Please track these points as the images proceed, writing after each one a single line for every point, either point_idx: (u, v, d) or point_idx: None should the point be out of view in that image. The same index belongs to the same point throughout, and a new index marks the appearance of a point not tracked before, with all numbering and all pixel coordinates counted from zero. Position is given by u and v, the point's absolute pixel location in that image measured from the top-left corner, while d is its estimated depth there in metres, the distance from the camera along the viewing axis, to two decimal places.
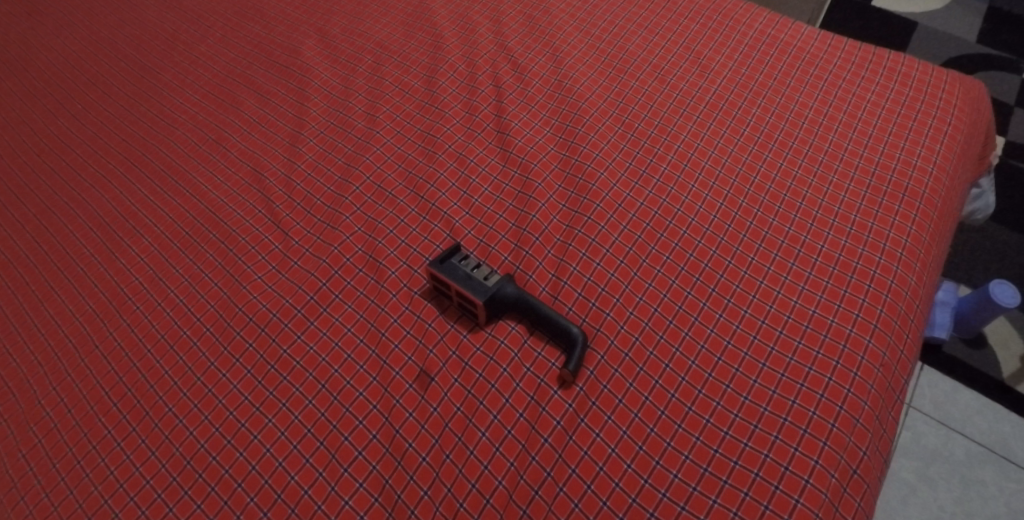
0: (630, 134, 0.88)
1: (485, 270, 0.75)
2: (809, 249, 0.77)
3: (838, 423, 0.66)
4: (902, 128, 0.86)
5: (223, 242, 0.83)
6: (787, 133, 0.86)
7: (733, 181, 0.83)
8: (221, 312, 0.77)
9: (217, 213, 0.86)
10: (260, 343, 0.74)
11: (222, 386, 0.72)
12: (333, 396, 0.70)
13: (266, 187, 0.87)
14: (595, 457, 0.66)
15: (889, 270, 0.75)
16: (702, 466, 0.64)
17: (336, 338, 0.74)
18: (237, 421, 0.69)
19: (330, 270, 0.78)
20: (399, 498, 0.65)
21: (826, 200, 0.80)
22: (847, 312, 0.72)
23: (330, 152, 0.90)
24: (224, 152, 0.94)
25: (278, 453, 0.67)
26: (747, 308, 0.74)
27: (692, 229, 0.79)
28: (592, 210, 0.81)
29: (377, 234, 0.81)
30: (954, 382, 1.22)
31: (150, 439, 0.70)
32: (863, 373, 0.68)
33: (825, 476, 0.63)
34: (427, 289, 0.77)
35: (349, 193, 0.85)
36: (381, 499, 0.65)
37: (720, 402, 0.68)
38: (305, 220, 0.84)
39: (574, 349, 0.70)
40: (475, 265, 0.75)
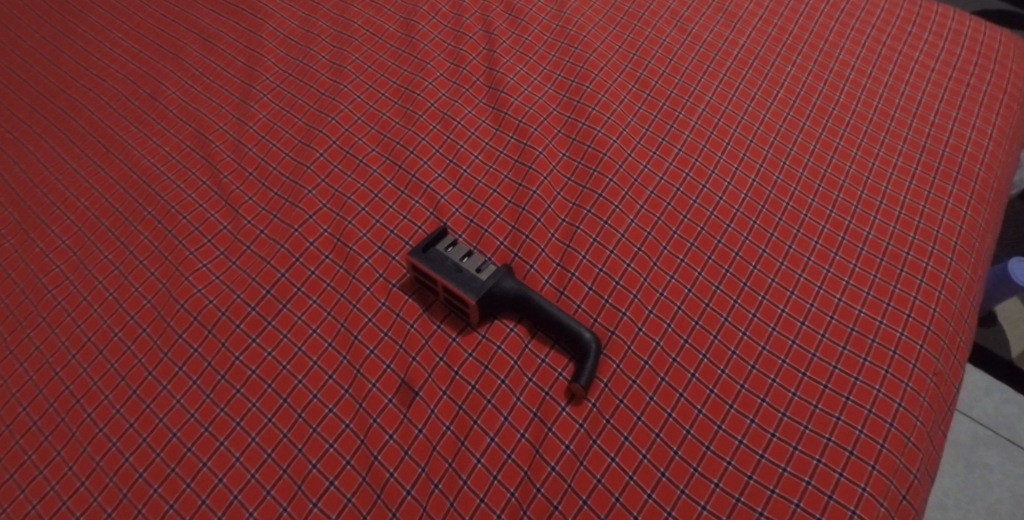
0: (646, 94, 0.75)
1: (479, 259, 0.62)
2: (853, 237, 0.67)
3: (889, 444, 0.56)
4: (953, 94, 0.75)
5: (160, 222, 0.69)
6: (826, 98, 0.75)
7: (766, 152, 0.71)
8: (160, 309, 0.64)
9: (153, 185, 0.72)
10: (207, 348, 0.61)
11: (163, 401, 0.60)
12: (297, 413, 0.58)
13: (212, 152, 0.73)
14: (610, 486, 0.55)
15: (943, 262, 0.65)
16: (735, 496, 0.54)
17: (298, 342, 0.61)
18: (182, 445, 0.57)
19: (289, 258, 0.65)
20: None
21: (872, 178, 0.70)
22: (897, 312, 0.62)
23: (288, 110, 0.75)
24: (161, 109, 0.78)
25: (232, 484, 0.56)
26: (784, 306, 0.63)
27: (720, 210, 0.68)
28: (603, 186, 0.69)
29: (347, 212, 0.68)
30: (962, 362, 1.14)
31: (79, 466, 0.57)
32: (916, 384, 0.59)
33: (874, 506, 0.53)
34: (407, 281, 0.64)
35: (312, 161, 0.71)
36: None
37: (755, 420, 0.57)
38: (259, 193, 0.70)
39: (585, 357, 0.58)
40: (466, 253, 0.62)
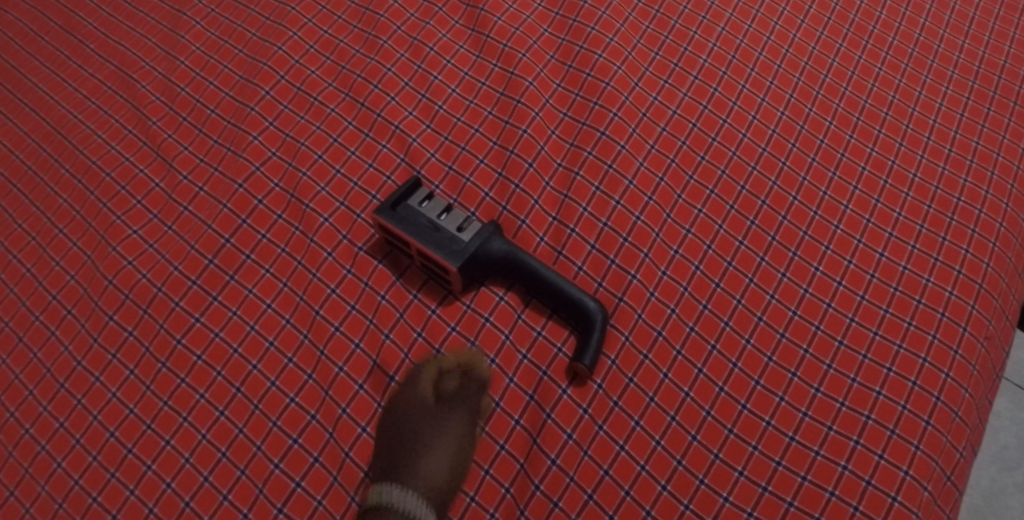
0: (654, 11, 0.64)
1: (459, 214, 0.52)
2: (897, 180, 0.57)
3: (936, 420, 0.48)
4: (1011, 9, 0.65)
5: (80, 181, 0.58)
6: (864, 15, 0.64)
7: (796, 80, 0.61)
8: (86, 286, 0.54)
9: (70, 136, 0.60)
10: (144, 331, 0.52)
11: (95, 396, 0.50)
12: (252, 405, 0.49)
13: (138, 95, 0.61)
14: (619, 478, 0.48)
15: (998, 209, 0.56)
16: (761, 486, 0.47)
17: (250, 321, 0.52)
18: (120, 446, 0.49)
19: (234, 220, 0.55)
20: None
21: (918, 109, 0.60)
22: (946, 268, 0.54)
23: (226, 40, 0.63)
24: (76, 44, 0.65)
25: (183, 490, 0.47)
26: (817, 263, 0.54)
27: (743, 150, 0.58)
28: (606, 123, 0.58)
29: (301, 162, 0.57)
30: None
31: (5, 475, 0.49)
32: (966, 351, 0.50)
33: (917, 491, 0.46)
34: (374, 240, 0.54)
35: (256, 101, 0.60)
36: None
37: (785, 397, 0.50)
38: (196, 142, 0.59)
39: (588, 329, 0.50)
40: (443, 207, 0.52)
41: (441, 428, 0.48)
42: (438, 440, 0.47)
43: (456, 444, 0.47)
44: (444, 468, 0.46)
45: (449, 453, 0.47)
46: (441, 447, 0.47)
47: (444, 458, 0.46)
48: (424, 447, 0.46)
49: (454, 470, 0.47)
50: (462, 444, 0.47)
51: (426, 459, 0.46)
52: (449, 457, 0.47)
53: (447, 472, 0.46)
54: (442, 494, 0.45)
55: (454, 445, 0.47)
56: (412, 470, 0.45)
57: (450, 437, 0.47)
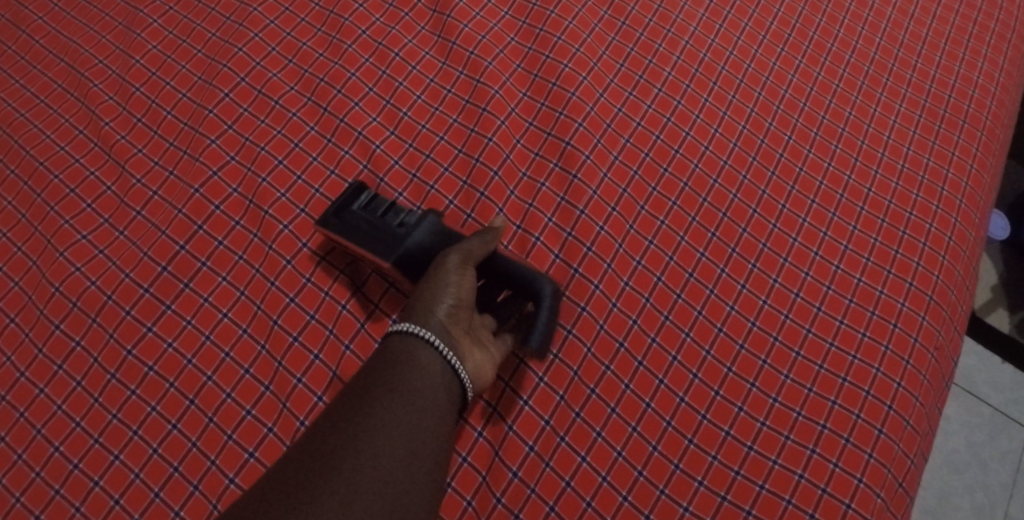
0: (620, 23, 0.64)
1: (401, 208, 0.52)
2: (852, 195, 0.59)
3: (888, 429, 0.49)
4: (961, 31, 0.67)
5: (26, 183, 0.56)
6: (823, 32, 0.66)
7: (757, 95, 0.62)
8: (31, 292, 0.52)
9: (16, 136, 0.58)
10: (92, 341, 0.50)
11: (40, 408, 0.48)
12: (207, 418, 0.48)
13: (90, 94, 0.59)
14: (580, 490, 0.49)
15: (948, 224, 0.58)
16: (720, 495, 0.48)
17: (206, 330, 0.50)
18: (66, 461, 0.47)
19: (190, 226, 0.54)
20: None
21: (873, 125, 0.62)
22: (899, 280, 0.55)
23: (184, 39, 0.61)
24: (25, 40, 0.63)
25: (131, 506, 0.45)
26: (776, 275, 0.55)
27: (705, 162, 0.59)
28: (571, 133, 0.58)
29: (260, 167, 0.56)
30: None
31: None
32: (916, 361, 0.52)
33: (870, 499, 0.47)
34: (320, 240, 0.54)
35: (214, 103, 0.58)
36: None
37: (743, 408, 0.50)
38: (151, 144, 0.57)
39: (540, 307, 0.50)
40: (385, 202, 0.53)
41: (437, 261, 0.48)
42: (434, 270, 0.48)
43: (449, 268, 0.47)
44: (444, 289, 0.46)
45: (447, 276, 0.47)
46: (435, 276, 0.47)
47: (442, 281, 0.47)
48: (423, 283, 0.47)
49: (458, 287, 0.47)
50: (457, 266, 0.48)
51: (423, 290, 0.47)
52: (449, 278, 0.47)
53: (447, 288, 0.47)
54: (453, 310, 0.46)
55: (449, 267, 0.47)
56: (415, 302, 0.46)
57: (443, 263, 0.48)
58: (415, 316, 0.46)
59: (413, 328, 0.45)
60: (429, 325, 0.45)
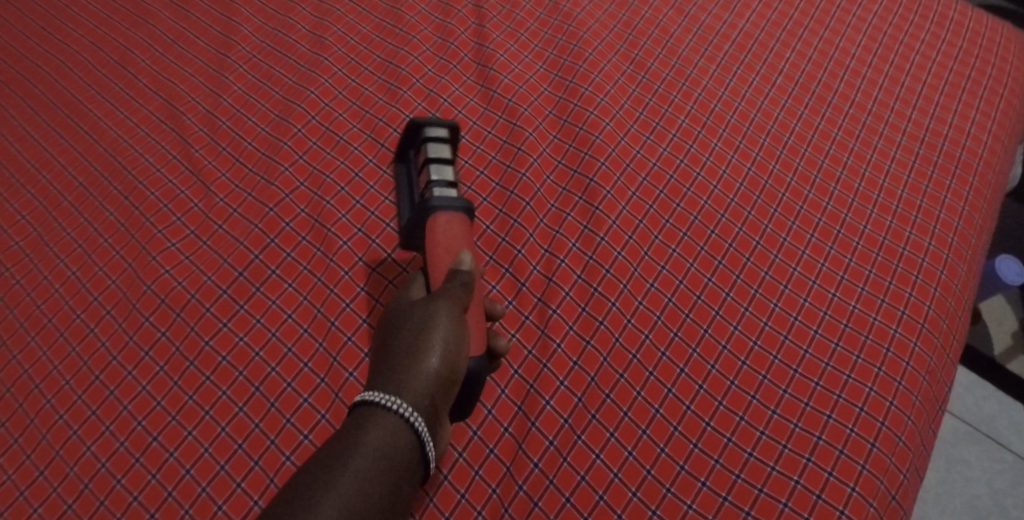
0: (641, 77, 0.72)
1: (441, 179, 0.56)
2: (849, 231, 0.65)
3: (879, 443, 0.55)
4: (954, 87, 0.73)
5: (126, 197, 0.65)
6: (824, 86, 0.73)
7: (762, 141, 0.69)
8: (126, 289, 0.60)
9: (119, 157, 0.67)
10: (175, 332, 0.58)
11: (127, 388, 0.56)
12: (269, 403, 0.55)
13: (184, 125, 0.68)
14: (594, 483, 0.54)
15: (939, 259, 0.63)
16: (722, 495, 0.53)
17: (272, 328, 0.58)
18: (147, 434, 0.54)
19: (264, 239, 0.62)
20: None
21: (869, 170, 0.68)
22: (891, 308, 0.61)
23: (265, 83, 0.70)
24: (130, 78, 0.72)
25: (200, 476, 0.52)
26: (777, 300, 0.61)
27: (714, 199, 0.66)
28: (595, 170, 0.66)
29: (325, 192, 0.64)
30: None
31: (36, 455, 0.54)
32: (908, 383, 0.58)
33: (863, 506, 0.52)
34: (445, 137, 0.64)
35: (289, 137, 0.67)
36: None
37: (744, 417, 0.56)
38: (233, 170, 0.66)
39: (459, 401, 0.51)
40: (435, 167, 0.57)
41: (432, 317, 0.46)
42: (428, 327, 0.45)
43: (447, 328, 0.46)
44: (439, 353, 0.44)
45: (442, 339, 0.45)
46: (433, 336, 0.45)
47: (435, 345, 0.44)
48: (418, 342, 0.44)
49: (454, 352, 0.45)
50: (454, 327, 0.46)
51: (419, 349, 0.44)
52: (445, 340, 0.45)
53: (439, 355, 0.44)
54: (446, 376, 0.44)
55: (443, 330, 0.45)
56: (406, 363, 0.43)
57: (440, 323, 0.46)
58: (406, 381, 0.42)
59: (405, 404, 0.41)
60: (422, 402, 0.42)
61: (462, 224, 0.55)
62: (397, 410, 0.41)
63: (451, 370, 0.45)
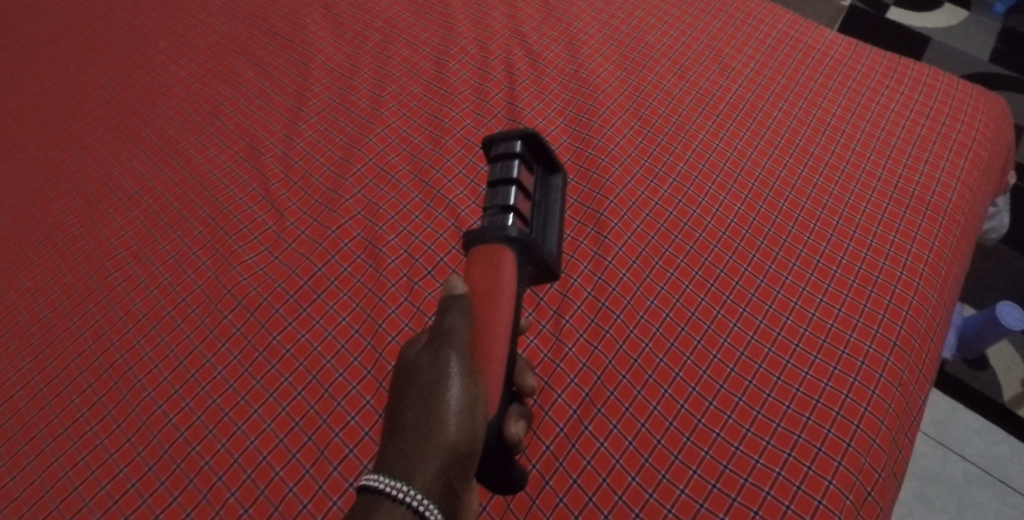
0: (647, 130, 0.84)
1: (495, 205, 0.62)
2: (828, 260, 0.74)
3: (855, 442, 0.63)
4: (926, 140, 0.83)
5: (213, 219, 0.78)
6: (808, 139, 0.83)
7: (751, 185, 0.79)
8: (209, 293, 0.72)
9: (209, 188, 0.80)
10: (248, 328, 0.69)
11: (206, 372, 0.67)
12: (323, 389, 0.65)
13: (263, 163, 0.81)
14: (598, 467, 0.65)
15: (910, 286, 0.71)
16: (711, 483, 0.62)
17: (329, 328, 0.68)
18: (220, 410, 0.65)
19: (325, 255, 0.73)
20: None
21: (847, 210, 0.77)
22: (866, 327, 0.69)
23: (331, 131, 0.84)
24: (220, 125, 0.87)
25: (262, 447, 0.62)
26: (762, 317, 0.70)
27: (708, 232, 0.76)
28: (605, 206, 0.78)
29: (378, 219, 0.75)
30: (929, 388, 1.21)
31: (126, 424, 0.65)
32: (881, 391, 0.66)
33: (839, 497, 0.60)
34: (537, 148, 0.67)
35: (349, 174, 0.79)
36: None
37: (732, 415, 0.65)
38: (302, 200, 0.78)
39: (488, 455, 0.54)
40: (491, 192, 0.62)
41: (444, 386, 0.51)
42: (432, 408, 0.50)
43: (451, 407, 0.50)
44: (450, 432, 0.49)
45: (450, 416, 0.49)
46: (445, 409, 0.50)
47: (446, 423, 0.49)
48: (432, 417, 0.49)
49: (460, 429, 0.49)
50: (459, 403, 0.50)
51: (434, 426, 0.49)
52: (450, 420, 0.49)
53: (444, 436, 0.49)
54: (454, 454, 0.48)
55: (448, 409, 0.50)
56: (422, 442, 0.48)
57: (444, 402, 0.50)
58: (421, 464, 0.47)
59: (412, 493, 0.45)
60: (430, 488, 0.46)
61: (499, 256, 0.59)
62: (405, 500, 0.45)
63: (458, 448, 0.49)
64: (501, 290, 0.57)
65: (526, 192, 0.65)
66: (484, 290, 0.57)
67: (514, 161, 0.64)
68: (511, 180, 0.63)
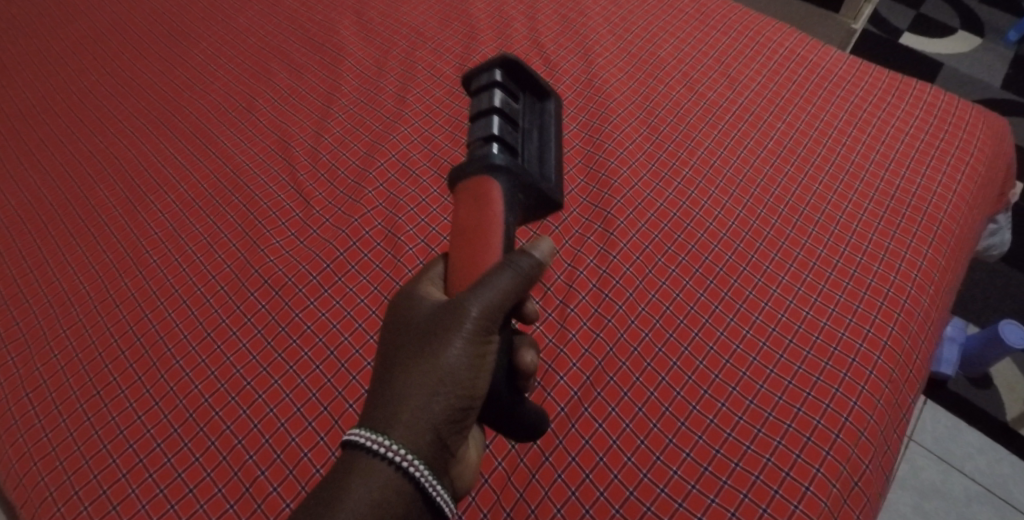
0: (655, 137, 0.88)
1: (478, 139, 0.65)
2: (824, 263, 0.77)
3: (843, 434, 0.66)
4: (924, 154, 0.86)
5: (244, 205, 0.83)
6: (809, 150, 0.86)
7: (753, 191, 0.83)
8: (237, 272, 0.77)
9: (242, 177, 0.86)
10: (273, 305, 0.74)
11: (232, 343, 0.72)
12: (340, 364, 0.69)
13: (293, 156, 0.87)
14: (596, 446, 0.68)
15: (903, 290, 0.74)
16: (703, 466, 0.66)
17: (348, 308, 0.73)
18: (243, 379, 0.69)
19: (348, 241, 0.78)
20: None
21: (844, 217, 0.80)
22: (859, 326, 0.72)
23: (357, 129, 0.89)
24: (254, 120, 0.92)
25: (281, 414, 0.67)
26: (758, 314, 0.74)
27: (709, 233, 0.80)
28: (612, 205, 0.82)
29: (398, 210, 0.80)
30: (931, 404, 1.22)
31: (155, 389, 0.70)
32: (871, 388, 0.69)
33: (826, 485, 0.64)
34: (517, 74, 0.71)
35: (373, 169, 0.84)
36: None
37: (725, 404, 0.69)
38: (328, 191, 0.83)
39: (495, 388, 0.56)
40: (474, 127, 0.66)
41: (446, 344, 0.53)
42: (434, 365, 0.52)
43: (454, 365, 0.52)
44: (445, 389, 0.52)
45: (445, 375, 0.52)
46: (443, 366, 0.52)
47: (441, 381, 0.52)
48: (431, 372, 0.52)
49: (456, 389, 0.52)
50: (462, 363, 0.53)
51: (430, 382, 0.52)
52: (449, 379, 0.52)
53: (439, 395, 0.52)
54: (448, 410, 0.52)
55: (450, 369, 0.52)
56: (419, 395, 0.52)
57: (446, 361, 0.52)
58: (413, 416, 0.51)
59: (392, 448, 0.49)
60: (418, 445, 0.50)
61: (485, 187, 0.62)
62: (385, 454, 0.49)
63: (454, 407, 0.52)
64: (490, 222, 0.61)
65: (510, 121, 0.67)
66: (472, 225, 0.61)
67: (494, 94, 0.67)
68: (495, 109, 0.66)
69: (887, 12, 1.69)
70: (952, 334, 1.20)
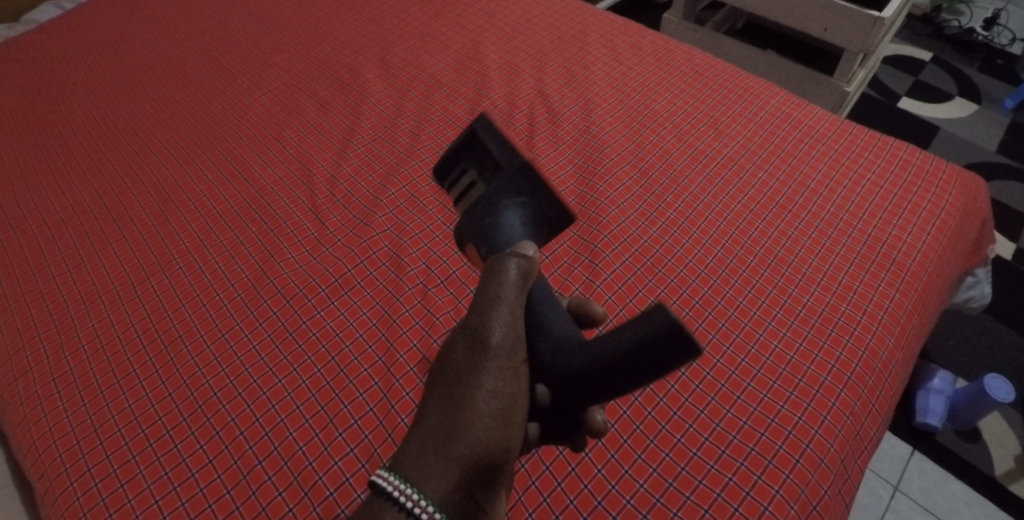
0: (644, 181, 0.95)
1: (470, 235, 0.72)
2: (795, 301, 0.82)
3: (803, 459, 0.70)
4: (897, 206, 0.92)
5: (266, 223, 0.91)
6: (787, 198, 0.93)
7: (732, 233, 0.89)
8: (254, 282, 0.85)
9: (266, 198, 0.95)
10: (283, 312, 0.81)
11: (243, 344, 0.79)
12: (339, 368, 0.76)
13: (313, 182, 0.96)
14: (569, 458, 0.73)
15: (868, 329, 0.79)
16: (668, 481, 0.70)
17: (351, 319, 0.80)
18: (249, 378, 0.76)
19: (356, 260, 0.85)
20: (376, 451, 0.70)
21: (816, 260, 0.86)
22: (824, 361, 0.77)
23: (373, 161, 0.98)
24: (281, 149, 1.02)
25: (281, 410, 0.73)
26: (729, 345, 0.79)
27: (688, 269, 0.86)
28: (599, 240, 0.89)
29: (404, 234, 0.88)
30: (919, 455, 1.23)
31: (170, 382, 0.77)
32: (832, 417, 0.73)
33: (784, 506, 0.68)
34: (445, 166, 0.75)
35: (384, 197, 0.92)
36: (358, 451, 0.70)
37: (693, 425, 0.74)
38: (342, 214, 0.91)
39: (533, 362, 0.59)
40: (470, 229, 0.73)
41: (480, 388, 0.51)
42: (465, 413, 0.50)
43: (486, 407, 0.51)
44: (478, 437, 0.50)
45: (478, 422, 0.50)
46: (477, 412, 0.51)
47: (474, 428, 0.50)
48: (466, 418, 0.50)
49: (492, 435, 0.50)
50: (494, 406, 0.51)
51: (464, 430, 0.50)
52: (483, 426, 0.50)
53: (472, 444, 0.50)
54: (480, 461, 0.50)
55: (485, 414, 0.51)
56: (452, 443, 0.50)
57: (478, 406, 0.51)
58: (444, 467, 0.49)
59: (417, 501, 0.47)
60: (445, 499, 0.48)
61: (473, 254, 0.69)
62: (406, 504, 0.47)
63: (487, 456, 0.50)
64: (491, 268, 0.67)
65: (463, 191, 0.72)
66: None
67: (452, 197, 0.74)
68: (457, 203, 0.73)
69: (887, 77, 1.77)
70: (938, 386, 1.23)
